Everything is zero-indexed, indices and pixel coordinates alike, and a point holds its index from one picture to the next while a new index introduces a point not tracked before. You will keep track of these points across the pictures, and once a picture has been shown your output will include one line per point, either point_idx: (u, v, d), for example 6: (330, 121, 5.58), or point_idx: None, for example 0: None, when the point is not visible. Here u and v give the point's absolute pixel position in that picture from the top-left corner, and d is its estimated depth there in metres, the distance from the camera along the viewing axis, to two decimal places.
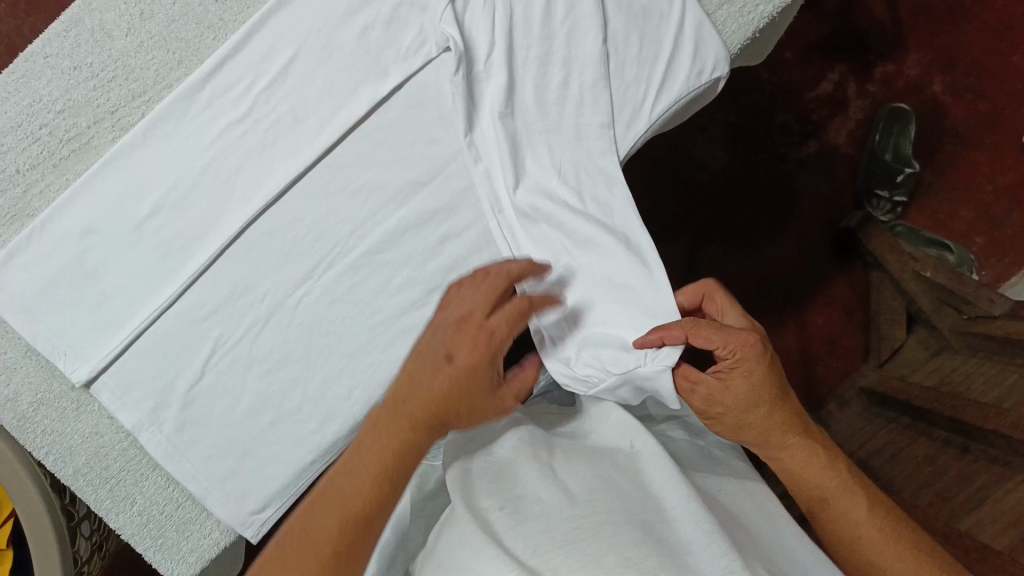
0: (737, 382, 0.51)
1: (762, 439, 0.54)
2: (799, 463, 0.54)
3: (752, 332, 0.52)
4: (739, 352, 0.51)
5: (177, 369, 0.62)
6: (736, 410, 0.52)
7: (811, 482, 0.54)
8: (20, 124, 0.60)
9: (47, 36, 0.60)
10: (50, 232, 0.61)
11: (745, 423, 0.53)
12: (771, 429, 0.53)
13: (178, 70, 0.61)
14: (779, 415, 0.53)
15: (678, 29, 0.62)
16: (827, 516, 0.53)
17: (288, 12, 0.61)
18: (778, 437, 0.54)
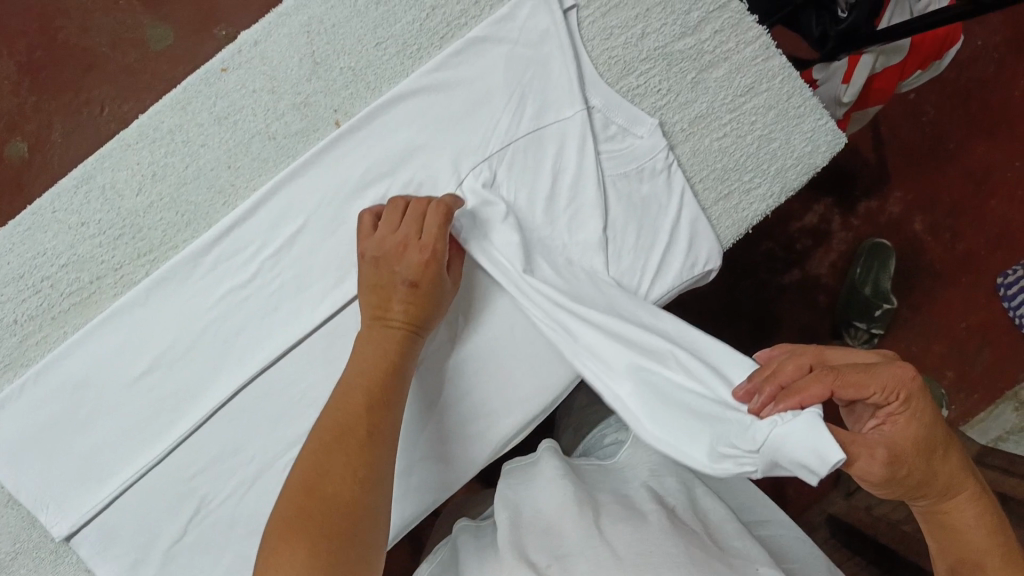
0: (908, 434, 0.43)
1: (929, 487, 0.45)
2: (961, 522, 0.46)
3: (902, 364, 0.43)
4: (904, 394, 0.43)
5: (160, 528, 0.62)
6: (920, 462, 0.43)
7: (971, 548, 0.45)
8: (23, 274, 0.61)
9: (57, 191, 0.61)
10: (44, 383, 0.61)
11: (929, 469, 0.44)
12: (946, 470, 0.44)
13: (185, 231, 0.62)
14: (953, 457, 0.45)
15: (675, 222, 0.65)
16: None
17: (300, 182, 0.62)
18: (946, 479, 0.45)
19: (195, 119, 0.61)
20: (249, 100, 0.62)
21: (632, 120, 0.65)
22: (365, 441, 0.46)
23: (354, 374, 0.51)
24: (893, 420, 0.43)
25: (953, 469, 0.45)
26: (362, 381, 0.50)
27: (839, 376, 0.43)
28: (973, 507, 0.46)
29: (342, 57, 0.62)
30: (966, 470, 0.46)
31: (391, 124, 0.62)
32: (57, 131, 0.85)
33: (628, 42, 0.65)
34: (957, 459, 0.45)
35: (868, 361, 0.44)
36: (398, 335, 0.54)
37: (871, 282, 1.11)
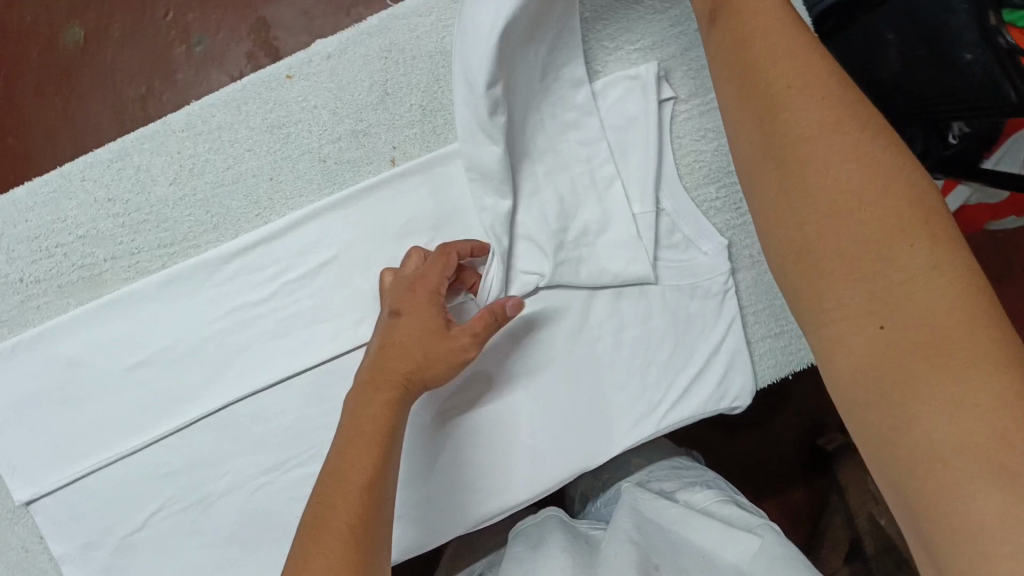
0: (757, 23, 0.38)
1: (790, 160, 0.35)
2: (811, 146, 0.35)
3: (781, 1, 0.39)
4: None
5: (120, 517, 0.60)
6: (768, 39, 0.38)
7: (823, 192, 0.34)
8: (38, 237, 0.58)
9: (89, 160, 0.58)
10: (36, 351, 0.59)
11: (762, 74, 0.37)
12: (788, 83, 0.36)
13: (210, 234, 0.59)
14: (815, 63, 0.37)
15: (710, 353, 0.61)
16: (812, 248, 0.35)
17: (340, 215, 0.59)
18: (805, 115, 0.36)
19: (246, 121, 0.58)
20: (308, 115, 0.58)
21: (700, 232, 0.61)
22: (372, 537, 0.40)
23: (356, 485, 0.42)
24: (748, 27, 0.39)
25: (817, 103, 0.36)
26: (361, 491, 0.41)
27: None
28: (893, 204, 0.33)
29: (415, 93, 0.58)
30: (869, 142, 0.35)
31: (449, 175, 0.58)
32: (116, 26, 0.80)
33: (719, 149, 0.62)
34: (864, 131, 0.35)
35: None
36: (383, 391, 0.47)
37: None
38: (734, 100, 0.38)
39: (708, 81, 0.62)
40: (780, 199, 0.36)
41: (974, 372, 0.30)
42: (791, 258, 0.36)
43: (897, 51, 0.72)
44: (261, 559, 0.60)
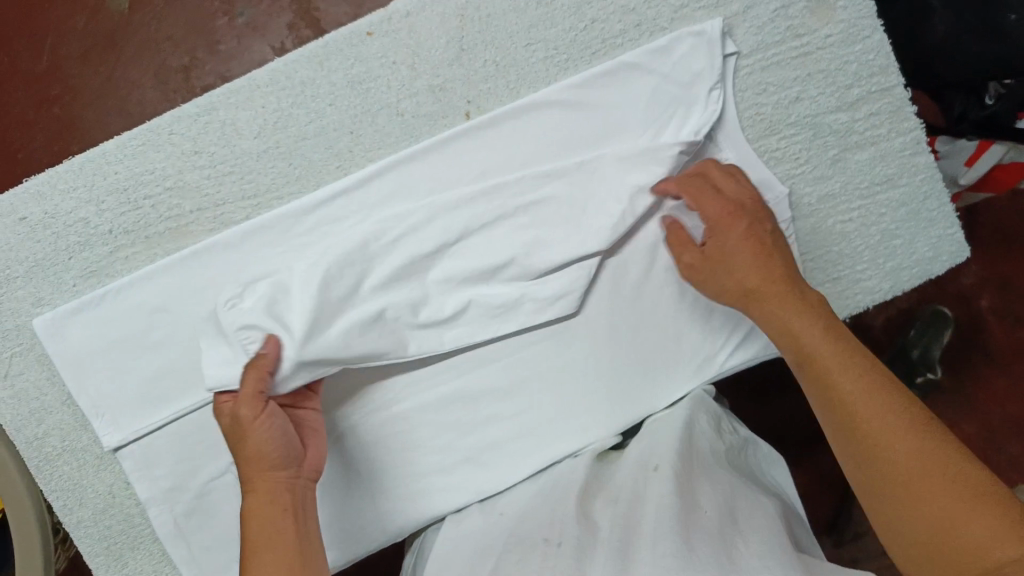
0: (792, 327, 0.50)
1: (851, 425, 0.45)
2: (832, 387, 0.46)
3: (740, 213, 0.55)
4: (719, 221, 0.55)
5: (204, 460, 0.62)
6: (746, 262, 0.53)
7: (846, 410, 0.45)
8: (127, 189, 0.61)
9: (177, 115, 0.61)
10: (123, 299, 0.61)
11: (816, 360, 0.48)
12: (827, 362, 0.47)
13: (293, 185, 0.61)
14: (807, 314, 0.50)
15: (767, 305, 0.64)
16: (866, 456, 0.44)
17: (418, 167, 0.61)
18: (849, 391, 0.45)
19: (329, 76, 0.60)
20: (387, 70, 0.60)
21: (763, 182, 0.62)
22: (280, 512, 0.51)
23: (260, 439, 0.53)
24: (788, 329, 0.50)
25: (867, 366, 0.46)
26: (265, 446, 0.53)
27: (719, 236, 0.55)
28: (887, 408, 0.44)
29: (489, 49, 0.61)
30: (882, 388, 0.45)
31: (520, 127, 0.61)
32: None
33: (780, 103, 0.63)
34: (858, 369, 0.46)
35: (764, 263, 0.53)
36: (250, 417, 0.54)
37: (920, 347, 0.92)
38: (786, 354, 0.51)
39: (770, 38, 0.62)
40: (838, 442, 0.46)
41: (986, 536, 0.38)
42: (857, 449, 0.44)
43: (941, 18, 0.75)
44: (343, 499, 0.63)
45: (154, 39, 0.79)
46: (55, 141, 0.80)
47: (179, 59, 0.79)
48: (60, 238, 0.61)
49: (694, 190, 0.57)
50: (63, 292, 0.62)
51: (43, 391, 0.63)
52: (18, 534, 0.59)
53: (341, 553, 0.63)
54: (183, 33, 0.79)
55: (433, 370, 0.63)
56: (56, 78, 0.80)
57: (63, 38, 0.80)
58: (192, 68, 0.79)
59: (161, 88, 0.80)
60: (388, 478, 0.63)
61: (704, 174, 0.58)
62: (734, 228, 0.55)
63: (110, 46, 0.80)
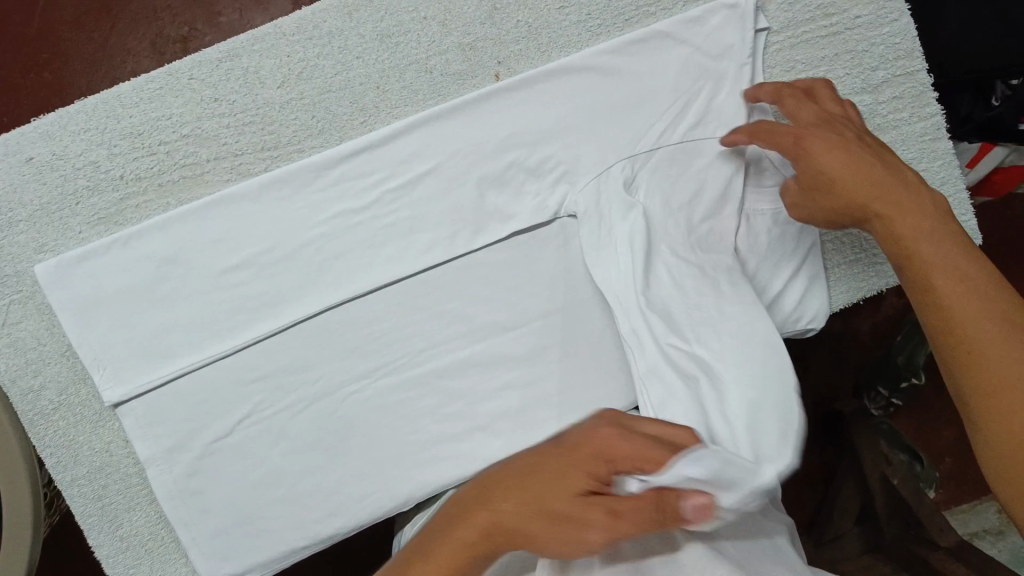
0: (898, 223, 0.48)
1: (948, 331, 0.43)
2: (934, 275, 0.45)
3: (813, 132, 0.52)
4: (796, 139, 0.52)
5: (208, 420, 0.60)
6: (829, 169, 0.51)
7: (941, 307, 0.44)
8: (141, 133, 0.59)
9: (198, 59, 0.60)
10: (132, 249, 0.59)
11: (922, 262, 0.46)
12: (932, 268, 0.45)
13: (315, 139, 0.60)
14: (920, 220, 0.47)
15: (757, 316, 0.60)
16: (952, 353, 0.43)
17: (444, 126, 0.60)
18: (944, 293, 0.44)
19: (358, 30, 0.60)
20: (417, 26, 0.61)
21: None
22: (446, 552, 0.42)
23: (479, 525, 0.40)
24: (903, 228, 0.48)
25: (964, 266, 0.44)
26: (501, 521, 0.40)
27: (806, 163, 0.52)
28: (975, 306, 0.43)
29: (522, 9, 0.61)
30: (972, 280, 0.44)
31: (549, 90, 0.60)
32: None
33: (808, 81, 0.63)
34: (965, 271, 0.44)
35: (860, 170, 0.50)
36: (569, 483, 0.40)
37: (905, 353, 0.86)
38: (899, 266, 0.48)
39: (800, 16, 0.63)
40: (935, 343, 0.44)
41: None
42: (961, 359, 0.42)
43: (957, 5, 0.70)
44: (344, 466, 0.60)
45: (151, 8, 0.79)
46: (41, 106, 0.80)
47: (176, 29, 0.78)
48: (67, 181, 0.59)
49: (764, 132, 0.54)
50: (68, 239, 0.60)
51: (41, 342, 0.60)
52: (6, 485, 0.55)
53: (344, 522, 0.60)
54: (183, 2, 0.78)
55: (450, 334, 0.60)
56: (49, 41, 0.80)
57: (56, 4, 0.79)
58: (189, 39, 0.78)
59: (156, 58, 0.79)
60: (394, 446, 0.60)
61: (756, 125, 0.54)
62: (813, 149, 0.51)
63: (103, 12, 0.79)
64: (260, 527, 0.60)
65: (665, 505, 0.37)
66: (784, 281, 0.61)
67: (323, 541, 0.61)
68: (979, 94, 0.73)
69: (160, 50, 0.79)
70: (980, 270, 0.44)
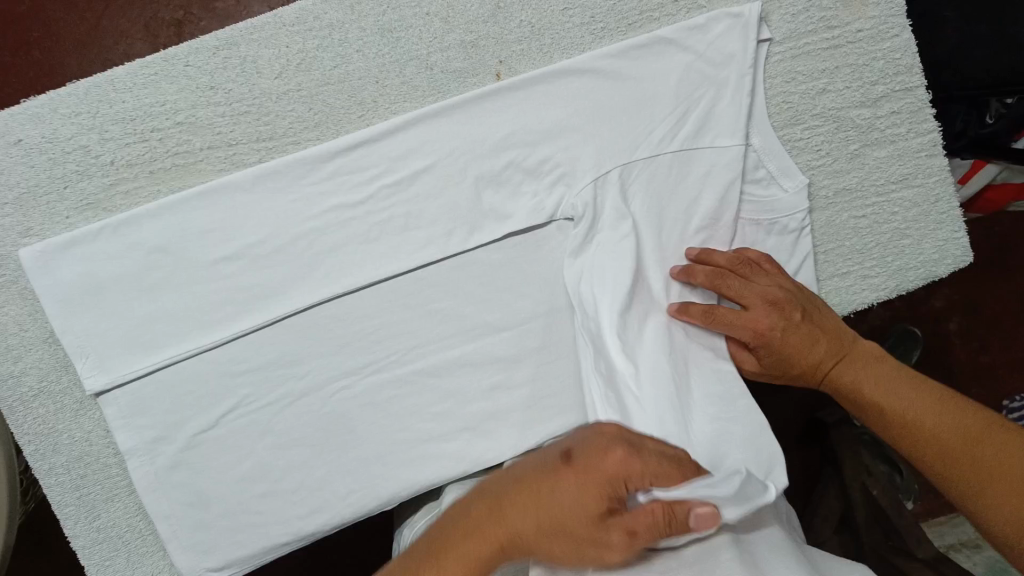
0: (854, 383, 0.52)
1: (945, 470, 0.46)
2: (911, 419, 0.48)
3: (763, 315, 0.54)
4: (754, 325, 0.54)
5: (193, 412, 0.59)
6: (789, 347, 0.54)
7: (931, 439, 0.47)
8: (134, 119, 0.58)
9: (195, 46, 0.59)
10: (121, 236, 0.58)
11: (885, 411, 0.50)
12: (900, 417, 0.49)
13: (312, 131, 0.60)
14: (879, 371, 0.52)
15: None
16: (952, 483, 0.46)
17: (442, 123, 0.60)
18: (924, 427, 0.48)
19: (359, 23, 0.60)
20: (420, 21, 0.60)
21: (783, 170, 0.61)
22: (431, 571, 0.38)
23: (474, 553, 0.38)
24: (857, 388, 0.52)
25: (921, 401, 0.49)
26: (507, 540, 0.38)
27: (771, 349, 0.54)
28: (958, 431, 0.47)
29: (526, 9, 0.61)
30: (943, 404, 0.48)
31: (550, 91, 0.60)
32: None
33: (807, 93, 0.63)
34: (932, 402, 0.49)
35: (814, 341, 0.54)
36: (581, 497, 0.39)
37: None
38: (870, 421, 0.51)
39: (803, 27, 0.63)
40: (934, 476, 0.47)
41: None
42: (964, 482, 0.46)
43: (954, 28, 0.69)
44: (330, 462, 0.59)
45: None
46: (29, 85, 0.78)
47: (171, 12, 0.77)
48: (56, 165, 0.58)
49: (723, 287, 0.56)
50: (55, 224, 0.58)
51: (23, 327, 0.59)
52: None
53: (327, 519, 0.60)
54: None
55: (442, 333, 0.60)
56: (38, 20, 0.78)
57: None
58: (184, 23, 0.77)
59: (149, 41, 0.78)
60: (381, 443, 0.60)
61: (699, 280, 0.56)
62: (775, 327, 0.54)
63: None
64: (243, 521, 0.60)
65: (676, 520, 0.38)
66: None
67: (305, 538, 0.60)
68: (974, 108, 0.73)
69: (154, 33, 0.77)
70: (945, 396, 0.49)
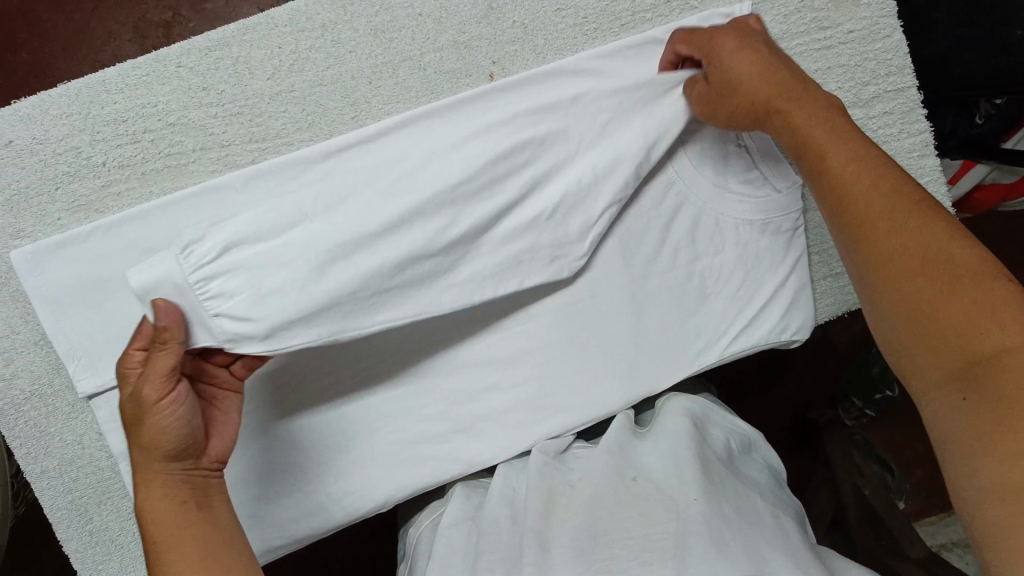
0: (801, 122, 0.46)
1: (854, 215, 0.42)
2: (844, 164, 0.43)
3: (735, 37, 0.52)
4: (711, 51, 0.53)
5: None
6: (733, 74, 0.51)
7: (848, 185, 0.42)
8: (125, 120, 0.58)
9: (188, 47, 0.58)
10: (112, 238, 0.57)
11: (816, 146, 0.45)
12: (829, 154, 0.44)
13: (304, 132, 0.60)
14: (828, 115, 0.46)
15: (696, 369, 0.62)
16: (866, 236, 0.41)
17: (435, 123, 0.59)
18: (846, 171, 0.43)
19: (352, 23, 0.59)
20: (412, 22, 0.60)
21: (777, 171, 0.61)
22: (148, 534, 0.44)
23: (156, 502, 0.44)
24: (796, 121, 0.47)
25: (861, 152, 0.43)
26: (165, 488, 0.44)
27: (722, 68, 0.52)
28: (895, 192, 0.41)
29: (519, 10, 0.61)
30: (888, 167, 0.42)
31: (542, 92, 0.60)
32: None
33: None
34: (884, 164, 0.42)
35: (764, 70, 0.49)
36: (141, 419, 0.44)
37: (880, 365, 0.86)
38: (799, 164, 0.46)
39: (795, 28, 0.63)
40: (850, 234, 0.42)
41: (997, 329, 0.35)
42: (877, 243, 0.40)
43: (941, 31, 0.70)
44: (325, 464, 0.59)
45: None
46: (17, 88, 0.78)
47: (160, 14, 0.77)
48: (47, 166, 0.58)
49: (699, 41, 0.55)
50: (46, 225, 0.58)
51: (15, 329, 0.59)
52: None
53: (321, 522, 0.59)
54: None
55: (435, 335, 0.60)
56: (26, 22, 0.77)
57: None
58: (173, 25, 0.77)
59: (137, 42, 0.78)
60: (373, 445, 0.59)
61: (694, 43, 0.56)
62: (728, 51, 0.52)
63: None
64: None
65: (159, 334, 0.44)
66: (769, 293, 0.63)
67: (300, 538, 0.60)
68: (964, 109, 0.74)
69: (142, 35, 0.77)
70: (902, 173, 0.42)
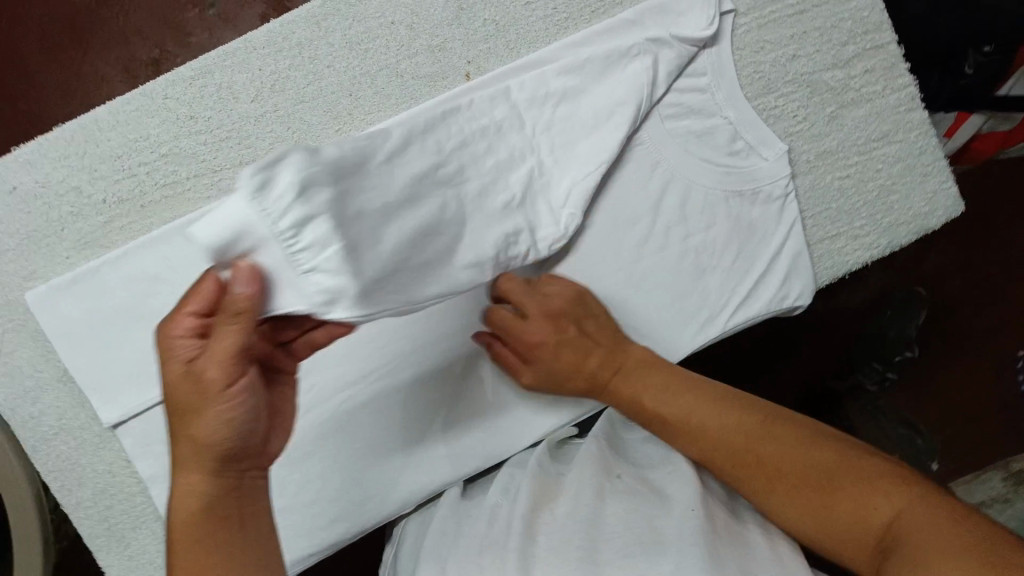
0: (643, 394, 0.53)
1: (722, 456, 0.48)
2: (698, 425, 0.49)
3: (563, 307, 0.58)
4: (539, 341, 0.57)
5: None
6: (548, 358, 0.57)
7: (708, 438, 0.48)
8: (121, 155, 0.60)
9: (172, 79, 0.60)
10: (118, 270, 0.59)
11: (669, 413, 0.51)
12: (684, 413, 0.50)
13: (292, 149, 0.61)
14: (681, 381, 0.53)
15: (700, 343, 0.62)
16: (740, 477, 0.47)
17: None
18: (704, 427, 0.49)
19: (327, 38, 0.61)
20: (386, 31, 0.61)
21: (760, 140, 0.63)
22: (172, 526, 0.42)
23: (192, 497, 0.42)
24: (643, 397, 0.53)
25: (705, 413, 0.50)
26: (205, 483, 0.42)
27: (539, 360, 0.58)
28: (751, 437, 0.47)
29: (489, 9, 0.62)
30: (744, 412, 0.49)
31: None
32: None
33: (778, 60, 0.63)
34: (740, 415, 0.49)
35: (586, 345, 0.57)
36: (190, 395, 0.41)
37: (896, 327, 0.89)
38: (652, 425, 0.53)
39: None
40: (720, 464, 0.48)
41: (868, 501, 0.42)
42: (754, 472, 0.46)
43: None
44: (344, 471, 0.60)
45: (124, 33, 0.80)
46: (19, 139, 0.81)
47: (149, 52, 0.80)
48: (52, 209, 0.60)
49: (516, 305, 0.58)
50: (56, 265, 0.60)
51: (37, 367, 0.61)
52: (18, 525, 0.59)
53: (346, 527, 0.61)
54: (154, 26, 0.80)
55: (439, 334, 0.61)
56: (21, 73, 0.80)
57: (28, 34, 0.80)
58: (162, 62, 0.80)
59: (129, 81, 0.81)
60: (389, 448, 0.61)
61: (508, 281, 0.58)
62: (545, 343, 0.57)
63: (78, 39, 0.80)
64: None
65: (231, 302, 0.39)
66: (765, 263, 0.62)
67: (329, 546, 0.61)
68: (949, 71, 0.73)
69: (135, 75, 0.80)
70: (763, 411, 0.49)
